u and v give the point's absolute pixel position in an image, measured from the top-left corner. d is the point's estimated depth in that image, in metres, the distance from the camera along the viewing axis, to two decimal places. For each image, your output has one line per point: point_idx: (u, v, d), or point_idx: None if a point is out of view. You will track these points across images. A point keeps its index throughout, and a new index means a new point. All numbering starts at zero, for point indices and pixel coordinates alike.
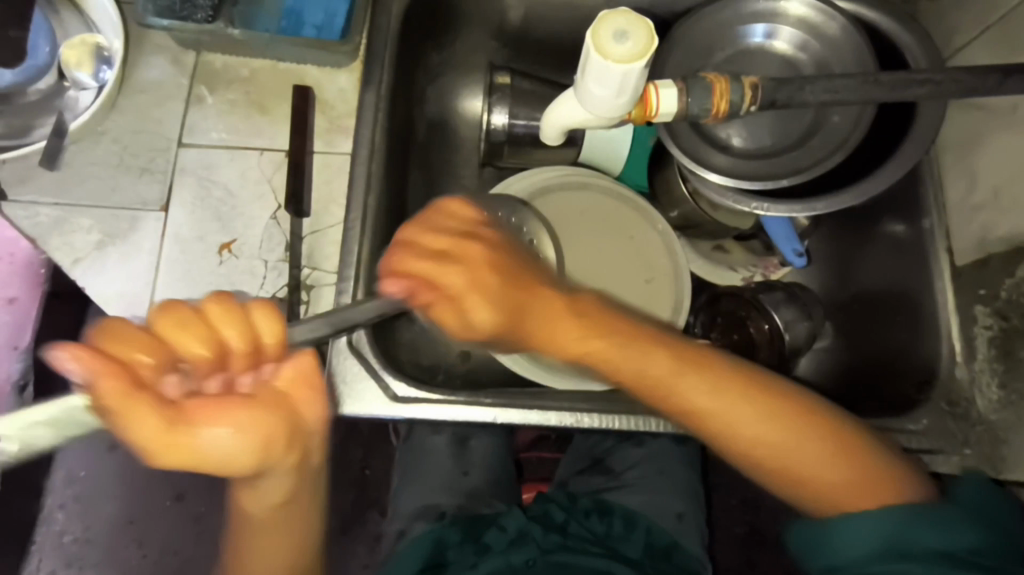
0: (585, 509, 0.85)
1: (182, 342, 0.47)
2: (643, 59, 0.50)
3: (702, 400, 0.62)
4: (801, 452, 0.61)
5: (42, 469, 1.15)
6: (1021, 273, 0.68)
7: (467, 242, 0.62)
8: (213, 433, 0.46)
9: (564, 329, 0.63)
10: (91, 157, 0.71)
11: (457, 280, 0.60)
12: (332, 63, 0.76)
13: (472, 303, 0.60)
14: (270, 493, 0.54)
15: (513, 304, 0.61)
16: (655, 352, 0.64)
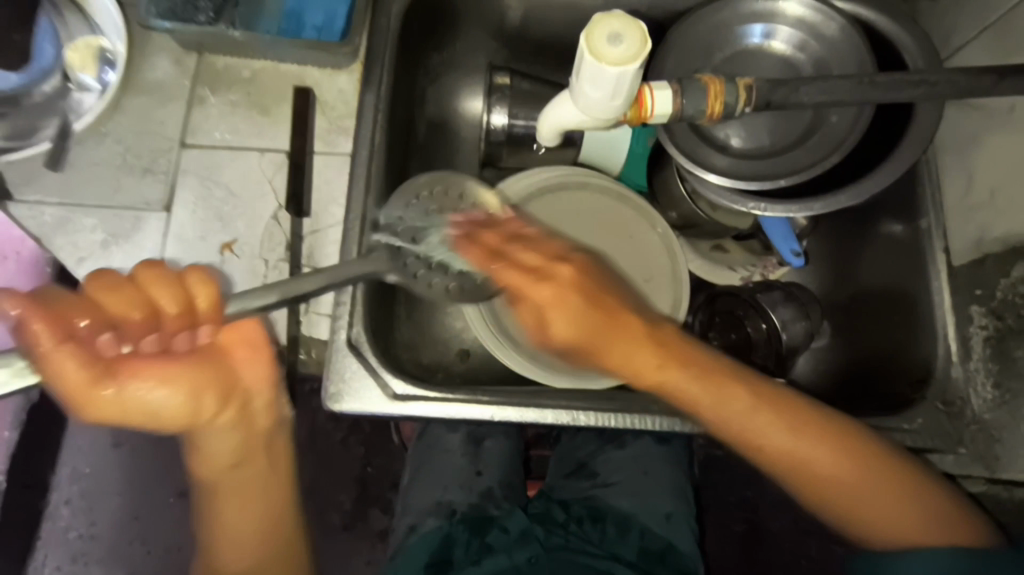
0: (579, 515, 0.88)
1: (112, 303, 0.53)
2: (637, 62, 0.50)
3: (776, 439, 0.66)
4: (867, 486, 0.65)
5: (48, 466, 1.16)
6: (1016, 273, 0.69)
7: (549, 269, 0.68)
8: (141, 389, 0.55)
9: (643, 361, 0.67)
10: (95, 157, 0.72)
11: (545, 295, 0.66)
12: (333, 64, 0.77)
13: (553, 318, 0.66)
14: (215, 462, 0.63)
15: (600, 329, 0.67)
16: (734, 396, 0.66)
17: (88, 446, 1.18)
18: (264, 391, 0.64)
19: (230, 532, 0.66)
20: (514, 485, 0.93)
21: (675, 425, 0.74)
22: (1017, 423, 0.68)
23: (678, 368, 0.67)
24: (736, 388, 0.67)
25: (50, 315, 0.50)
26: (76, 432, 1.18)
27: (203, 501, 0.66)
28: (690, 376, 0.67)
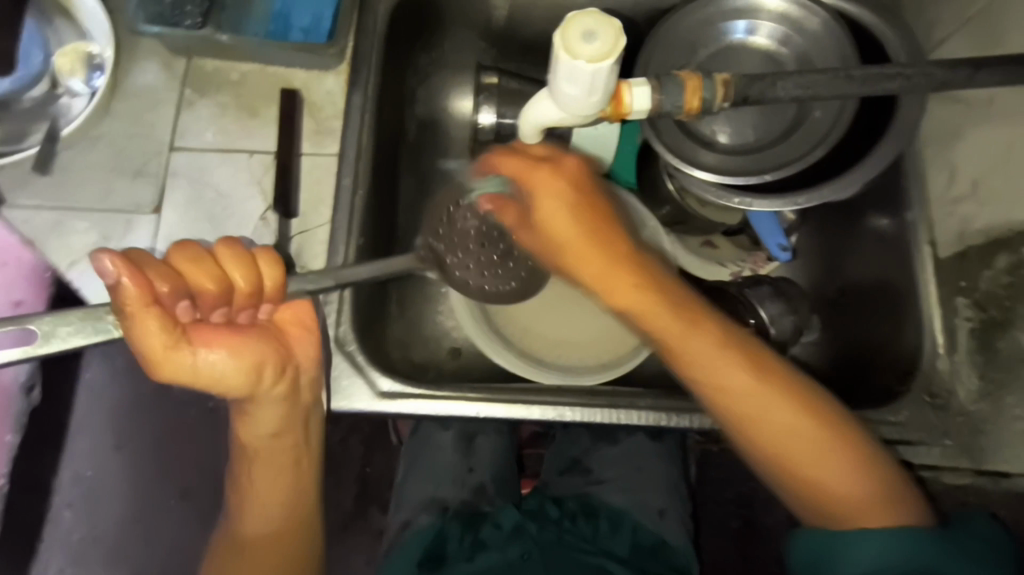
0: (572, 511, 0.87)
1: (194, 274, 0.58)
2: (611, 58, 0.51)
3: (733, 381, 0.65)
4: (825, 452, 0.65)
5: (49, 468, 1.17)
6: (999, 265, 0.70)
7: (554, 157, 0.65)
8: (210, 357, 0.58)
9: (625, 282, 0.65)
10: (86, 161, 0.73)
11: (537, 178, 0.64)
12: (320, 66, 0.78)
13: (543, 201, 0.63)
14: (261, 429, 0.65)
15: (586, 237, 0.64)
16: (700, 332, 0.66)
17: (89, 450, 1.19)
18: (311, 366, 0.67)
19: (262, 510, 0.69)
20: (507, 482, 0.94)
21: (662, 419, 0.74)
22: (1002, 413, 0.69)
23: (664, 304, 0.66)
24: (717, 336, 0.66)
25: (141, 279, 0.55)
26: (77, 435, 1.19)
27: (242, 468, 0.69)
28: (674, 316, 0.66)
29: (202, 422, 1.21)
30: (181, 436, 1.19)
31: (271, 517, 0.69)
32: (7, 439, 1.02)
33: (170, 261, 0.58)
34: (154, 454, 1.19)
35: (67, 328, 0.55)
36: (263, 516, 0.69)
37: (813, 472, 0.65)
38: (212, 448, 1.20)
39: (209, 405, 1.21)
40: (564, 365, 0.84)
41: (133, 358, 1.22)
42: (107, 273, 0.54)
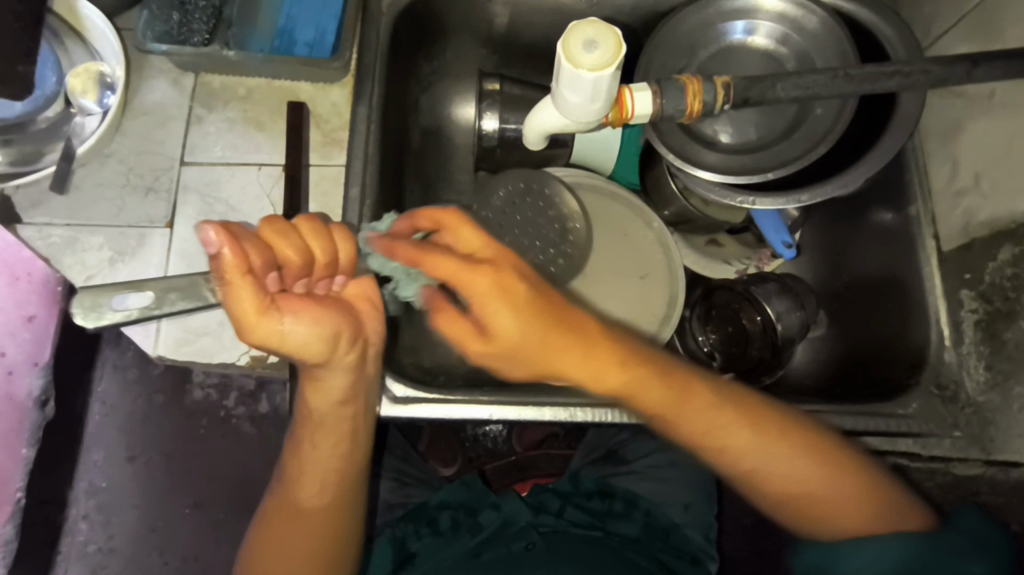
0: (588, 491, 0.97)
1: (280, 245, 0.54)
2: (614, 65, 0.52)
3: (735, 438, 0.66)
4: (824, 486, 0.66)
5: (65, 480, 1.19)
6: (1003, 256, 0.69)
7: (486, 258, 0.59)
8: (294, 325, 0.55)
9: (609, 365, 0.61)
10: (99, 177, 0.74)
11: (479, 288, 0.57)
12: (324, 78, 0.79)
13: (495, 313, 0.57)
14: (334, 402, 0.63)
15: (541, 341, 0.58)
16: (690, 393, 0.65)
17: (103, 462, 1.21)
18: (378, 342, 0.64)
19: (301, 526, 0.69)
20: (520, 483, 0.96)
21: None
22: (1009, 404, 0.68)
23: (650, 376, 0.63)
24: (712, 398, 0.66)
25: (241, 249, 0.51)
26: (91, 448, 1.21)
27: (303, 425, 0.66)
28: (669, 386, 0.64)
29: (215, 431, 1.23)
30: (195, 445, 1.22)
31: (329, 481, 0.68)
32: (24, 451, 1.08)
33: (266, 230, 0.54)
34: (167, 465, 1.21)
35: (175, 293, 0.51)
36: (321, 477, 0.68)
37: (806, 498, 0.67)
38: (225, 457, 1.22)
39: (219, 415, 1.23)
40: None
41: (143, 371, 1.24)
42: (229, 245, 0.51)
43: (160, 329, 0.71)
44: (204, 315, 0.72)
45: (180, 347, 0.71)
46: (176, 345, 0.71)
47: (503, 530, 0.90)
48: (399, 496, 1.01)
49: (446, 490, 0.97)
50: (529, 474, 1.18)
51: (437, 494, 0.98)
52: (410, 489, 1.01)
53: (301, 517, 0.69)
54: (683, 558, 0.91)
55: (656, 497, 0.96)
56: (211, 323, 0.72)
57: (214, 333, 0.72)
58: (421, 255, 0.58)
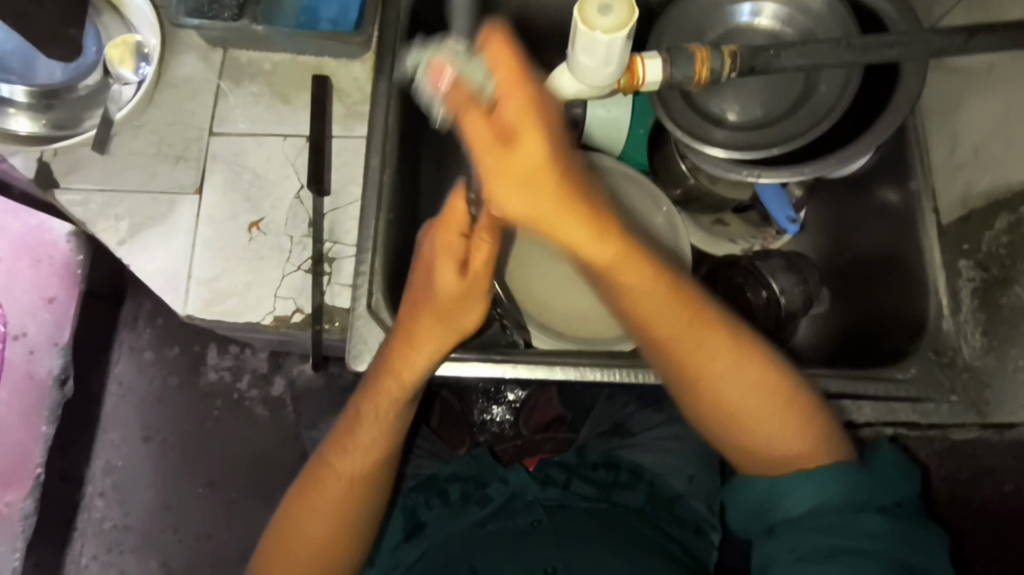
0: (594, 462, 0.99)
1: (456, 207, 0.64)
2: (627, 29, 0.55)
3: (715, 340, 0.67)
4: (768, 408, 0.66)
5: (85, 457, 1.24)
6: (1000, 225, 0.71)
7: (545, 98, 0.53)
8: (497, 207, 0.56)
9: (604, 240, 0.60)
10: (131, 146, 0.78)
11: (512, 115, 0.52)
12: (347, 55, 0.82)
13: (529, 138, 0.52)
14: (421, 352, 0.69)
15: (551, 192, 0.55)
16: (681, 295, 0.66)
17: (120, 441, 1.25)
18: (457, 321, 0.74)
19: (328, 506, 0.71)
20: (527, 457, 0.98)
21: None
22: (1005, 366, 0.71)
23: (656, 284, 0.65)
24: (700, 310, 0.67)
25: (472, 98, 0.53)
26: (108, 427, 1.25)
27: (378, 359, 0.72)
28: (630, 266, 0.62)
29: (229, 413, 1.26)
30: (210, 423, 1.25)
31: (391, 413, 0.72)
32: (42, 428, 1.15)
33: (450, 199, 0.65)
34: (183, 443, 1.24)
35: None
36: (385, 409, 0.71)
37: (738, 415, 0.67)
38: (238, 437, 1.25)
39: (233, 397, 1.27)
40: (581, 337, 0.89)
41: (162, 349, 1.28)
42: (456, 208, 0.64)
43: (189, 290, 0.75)
44: (230, 278, 0.75)
45: (208, 307, 0.74)
46: (204, 306, 0.74)
47: (510, 503, 0.93)
48: (411, 467, 1.04)
49: (456, 465, 1.01)
50: (536, 454, 1.22)
51: (445, 469, 1.01)
52: (421, 460, 1.04)
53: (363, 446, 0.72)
54: (687, 528, 0.93)
55: (662, 468, 0.98)
56: (237, 286, 0.75)
57: (240, 294, 0.75)
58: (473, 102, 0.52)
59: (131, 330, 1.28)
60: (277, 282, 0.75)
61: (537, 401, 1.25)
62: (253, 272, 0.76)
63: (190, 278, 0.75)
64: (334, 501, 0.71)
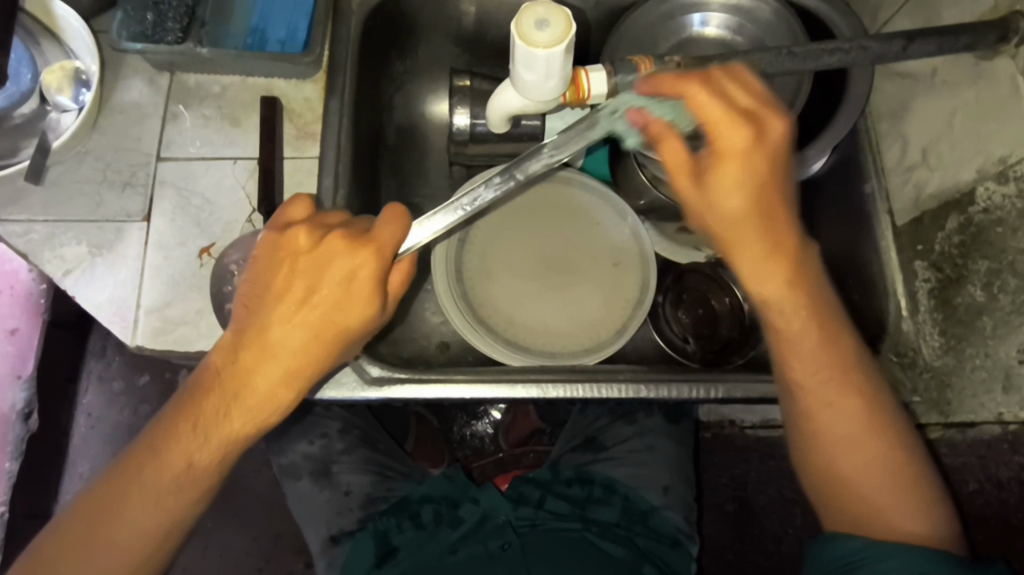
0: (567, 478, 0.97)
1: (387, 232, 0.63)
2: (563, 44, 0.56)
3: (840, 408, 0.62)
4: (894, 476, 0.62)
5: (53, 493, 1.20)
6: (950, 226, 0.70)
7: (736, 124, 0.56)
8: (723, 201, 0.57)
9: (775, 275, 0.60)
10: (76, 174, 0.76)
11: (734, 144, 0.56)
12: (297, 75, 0.81)
13: (724, 190, 0.57)
14: (290, 379, 0.61)
15: (739, 222, 0.58)
16: (824, 347, 0.62)
17: (89, 474, 1.21)
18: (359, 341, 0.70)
19: (114, 540, 0.61)
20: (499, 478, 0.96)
21: (640, 390, 0.78)
22: (962, 364, 0.70)
23: (809, 327, 0.61)
24: (844, 370, 0.62)
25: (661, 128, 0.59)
26: (77, 459, 1.22)
27: (221, 383, 0.60)
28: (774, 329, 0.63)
29: None
30: None
31: (229, 452, 0.62)
32: (7, 464, 1.11)
33: (378, 224, 0.63)
34: None
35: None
36: (216, 448, 0.61)
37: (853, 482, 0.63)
38: None
39: None
40: (549, 351, 0.89)
41: (131, 378, 1.25)
42: (392, 235, 0.63)
43: (138, 321, 0.72)
44: (181, 306, 0.73)
45: (158, 336, 0.72)
46: (154, 335, 0.72)
47: (482, 525, 0.91)
48: (382, 490, 1.00)
49: (428, 483, 0.98)
50: (514, 468, 1.21)
51: (417, 489, 0.98)
52: (392, 483, 1.01)
53: (176, 483, 0.61)
54: (662, 541, 0.92)
55: (635, 482, 0.97)
56: (189, 313, 0.73)
57: (191, 322, 0.73)
58: (683, 90, 0.56)
59: (99, 359, 1.25)
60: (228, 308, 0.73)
61: (515, 418, 1.23)
62: (204, 298, 0.74)
63: (139, 308, 0.73)
64: (130, 545, 0.61)
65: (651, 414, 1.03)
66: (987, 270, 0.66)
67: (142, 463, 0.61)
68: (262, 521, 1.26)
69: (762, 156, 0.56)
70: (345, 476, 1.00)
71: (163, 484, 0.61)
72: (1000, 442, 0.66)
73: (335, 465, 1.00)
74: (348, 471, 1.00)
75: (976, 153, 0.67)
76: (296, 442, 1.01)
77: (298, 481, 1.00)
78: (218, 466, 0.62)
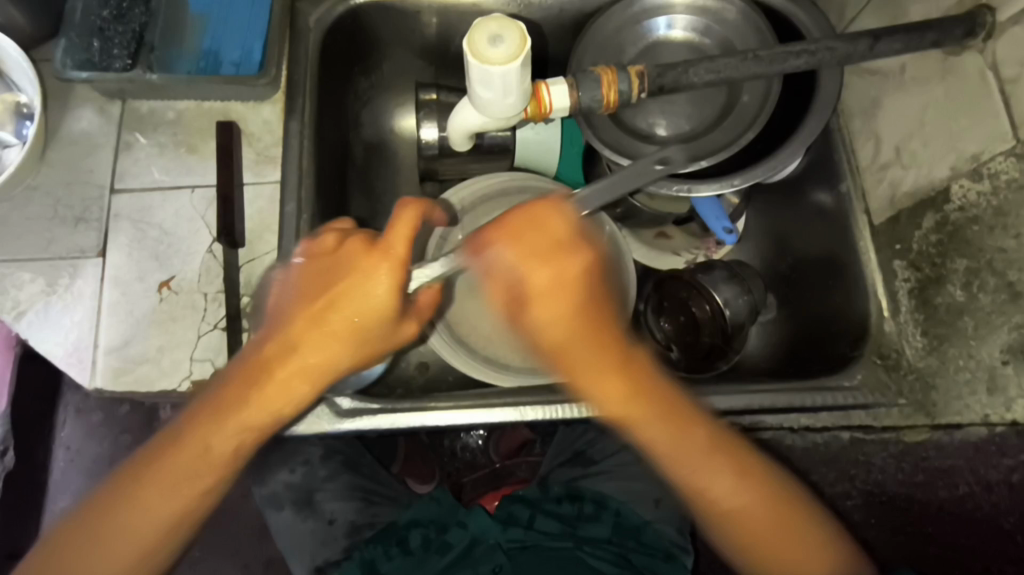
0: (557, 496, 0.94)
1: (397, 231, 0.59)
2: (518, 60, 0.54)
3: (721, 489, 0.61)
4: (788, 547, 0.61)
5: (29, 533, 1.16)
6: (927, 224, 0.69)
7: (560, 251, 0.59)
8: (535, 317, 0.59)
9: (621, 392, 0.60)
10: (25, 211, 0.74)
11: (540, 278, 0.58)
12: (254, 97, 0.78)
13: (540, 304, 0.58)
14: (308, 373, 0.60)
15: (574, 347, 0.59)
16: (716, 446, 0.61)
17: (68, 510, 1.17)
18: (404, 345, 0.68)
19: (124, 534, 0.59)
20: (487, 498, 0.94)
21: None
22: (946, 366, 0.68)
23: (679, 436, 0.61)
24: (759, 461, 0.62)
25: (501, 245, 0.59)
26: (54, 497, 1.18)
27: (245, 373, 0.60)
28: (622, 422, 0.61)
29: None
30: None
31: (244, 442, 0.60)
32: None
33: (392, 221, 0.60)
34: None
35: None
36: (237, 435, 0.60)
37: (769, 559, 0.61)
38: None
39: None
40: (529, 367, 0.86)
41: (106, 411, 1.21)
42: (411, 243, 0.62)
43: (96, 362, 0.69)
44: (142, 344, 0.70)
45: (118, 378, 0.69)
46: (113, 376, 0.69)
47: (471, 550, 0.89)
48: (367, 516, 0.97)
49: (416, 508, 0.95)
50: (508, 481, 1.20)
51: (405, 514, 0.95)
52: (377, 509, 0.98)
53: (194, 469, 0.59)
54: (655, 555, 0.89)
55: (625, 495, 0.95)
56: (151, 351, 0.70)
57: (152, 360, 0.70)
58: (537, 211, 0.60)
59: (73, 393, 1.20)
60: (191, 344, 0.70)
61: (503, 432, 1.20)
62: (166, 334, 0.71)
63: (97, 348, 0.70)
64: (140, 539, 0.59)
65: None
66: (966, 269, 0.65)
67: (164, 449, 0.60)
68: (249, 550, 1.23)
69: (572, 282, 0.59)
70: (328, 504, 0.97)
71: (176, 473, 0.59)
72: (988, 444, 0.63)
73: (318, 494, 0.98)
74: (332, 499, 0.97)
75: (949, 151, 0.66)
76: (276, 472, 0.98)
77: (281, 512, 0.97)
78: (235, 459, 0.60)
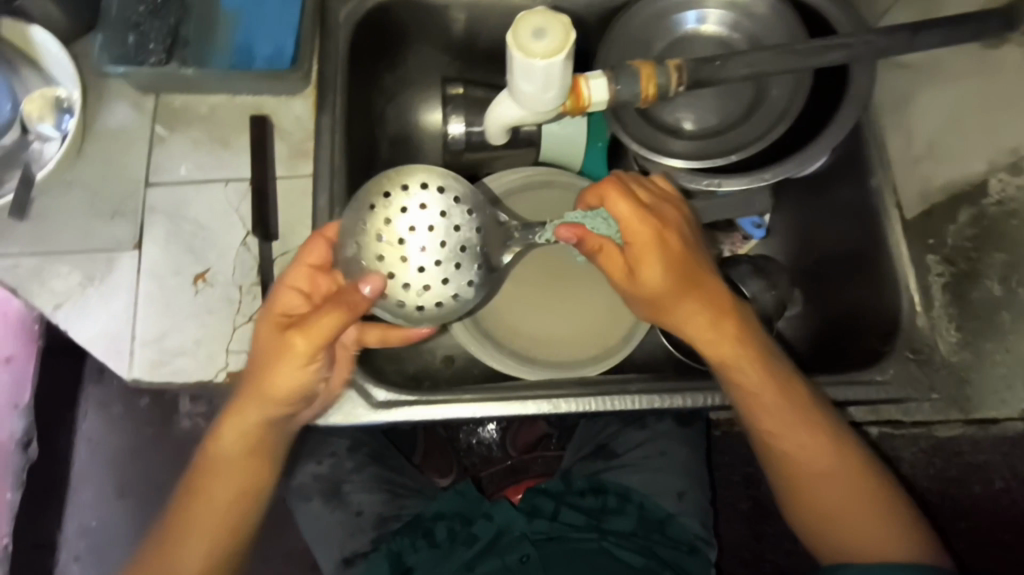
0: (580, 488, 0.95)
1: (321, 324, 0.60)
2: (563, 51, 0.55)
3: (813, 446, 0.65)
4: (858, 510, 0.65)
5: (54, 522, 1.17)
6: (962, 219, 0.70)
7: (654, 206, 0.65)
8: (645, 273, 0.63)
9: (729, 335, 0.65)
10: (62, 204, 0.74)
11: (643, 232, 0.63)
12: (286, 91, 0.79)
13: (648, 263, 0.63)
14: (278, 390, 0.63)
15: (681, 296, 0.64)
16: (809, 404, 0.66)
17: (93, 500, 1.18)
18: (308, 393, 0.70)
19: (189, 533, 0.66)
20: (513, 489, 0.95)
21: (654, 400, 0.76)
22: (981, 361, 0.70)
23: (775, 383, 0.66)
24: (802, 409, 0.65)
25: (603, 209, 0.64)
26: (78, 487, 1.18)
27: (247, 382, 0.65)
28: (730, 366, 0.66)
29: None
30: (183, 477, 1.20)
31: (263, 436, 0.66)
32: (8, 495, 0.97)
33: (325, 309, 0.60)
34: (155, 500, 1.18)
35: None
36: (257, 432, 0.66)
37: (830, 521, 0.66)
38: None
39: None
40: (554, 361, 0.87)
41: (129, 402, 1.22)
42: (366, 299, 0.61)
43: (134, 353, 0.71)
44: (178, 336, 0.71)
45: (156, 369, 0.70)
46: (150, 367, 0.70)
47: (497, 540, 0.90)
48: (394, 507, 0.98)
49: (440, 500, 0.96)
50: (524, 477, 1.20)
51: (430, 506, 0.96)
52: (404, 500, 0.99)
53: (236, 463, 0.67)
54: (680, 547, 0.90)
55: (649, 488, 0.95)
56: (186, 343, 0.71)
57: (189, 352, 0.71)
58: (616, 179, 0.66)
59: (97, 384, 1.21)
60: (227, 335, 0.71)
61: (522, 426, 1.18)
62: (203, 327, 0.72)
63: (134, 340, 0.71)
64: (199, 533, 0.66)
65: (662, 418, 1.00)
66: (1004, 263, 0.67)
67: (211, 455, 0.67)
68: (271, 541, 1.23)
69: (677, 231, 0.64)
70: (355, 495, 0.98)
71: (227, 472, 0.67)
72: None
73: (345, 484, 0.99)
74: (357, 490, 0.98)
75: (987, 146, 0.69)
76: (302, 464, 0.99)
77: (309, 502, 0.98)
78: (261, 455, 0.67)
